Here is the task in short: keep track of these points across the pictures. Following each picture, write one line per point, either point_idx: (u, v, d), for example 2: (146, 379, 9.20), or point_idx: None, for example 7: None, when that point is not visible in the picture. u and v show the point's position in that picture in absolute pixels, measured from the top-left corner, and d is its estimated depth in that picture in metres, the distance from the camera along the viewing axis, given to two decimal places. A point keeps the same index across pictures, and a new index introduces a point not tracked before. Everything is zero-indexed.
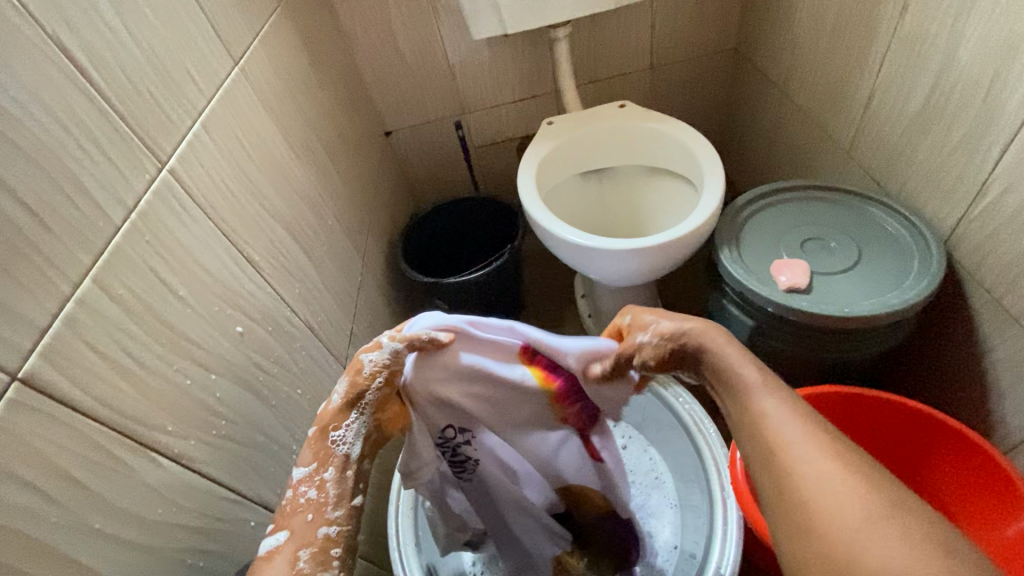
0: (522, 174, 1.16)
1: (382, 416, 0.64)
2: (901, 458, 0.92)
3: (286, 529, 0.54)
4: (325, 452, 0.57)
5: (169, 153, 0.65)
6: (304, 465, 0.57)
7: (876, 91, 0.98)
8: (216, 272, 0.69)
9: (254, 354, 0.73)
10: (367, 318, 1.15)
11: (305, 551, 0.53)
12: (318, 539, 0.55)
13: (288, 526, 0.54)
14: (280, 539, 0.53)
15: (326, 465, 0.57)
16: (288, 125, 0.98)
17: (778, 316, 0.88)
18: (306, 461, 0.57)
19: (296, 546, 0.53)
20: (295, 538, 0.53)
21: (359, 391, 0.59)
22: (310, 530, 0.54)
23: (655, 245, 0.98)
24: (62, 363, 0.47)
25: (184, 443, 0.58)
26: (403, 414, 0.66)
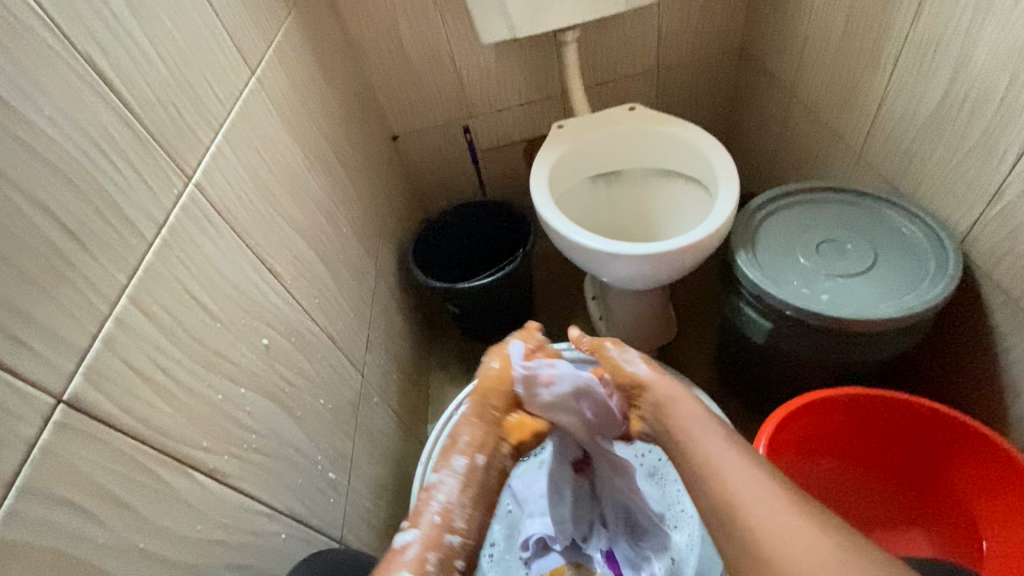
0: (535, 179, 1.16)
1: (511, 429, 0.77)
2: (916, 455, 0.92)
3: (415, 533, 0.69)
4: (445, 514, 0.70)
5: (194, 167, 0.65)
6: (433, 510, 0.70)
7: (887, 94, 0.99)
8: (242, 284, 0.69)
9: (279, 366, 0.73)
10: (381, 325, 1.15)
11: (446, 537, 0.69)
12: (443, 557, 0.67)
13: (414, 563, 0.65)
14: (411, 545, 0.67)
15: (448, 523, 0.70)
16: (302, 134, 0.98)
17: (797, 319, 0.88)
18: (433, 516, 0.70)
19: (419, 569, 0.65)
20: (425, 548, 0.67)
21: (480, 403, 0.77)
22: (436, 534, 0.68)
23: (674, 249, 0.98)
24: (103, 385, 0.47)
25: (216, 459, 0.58)
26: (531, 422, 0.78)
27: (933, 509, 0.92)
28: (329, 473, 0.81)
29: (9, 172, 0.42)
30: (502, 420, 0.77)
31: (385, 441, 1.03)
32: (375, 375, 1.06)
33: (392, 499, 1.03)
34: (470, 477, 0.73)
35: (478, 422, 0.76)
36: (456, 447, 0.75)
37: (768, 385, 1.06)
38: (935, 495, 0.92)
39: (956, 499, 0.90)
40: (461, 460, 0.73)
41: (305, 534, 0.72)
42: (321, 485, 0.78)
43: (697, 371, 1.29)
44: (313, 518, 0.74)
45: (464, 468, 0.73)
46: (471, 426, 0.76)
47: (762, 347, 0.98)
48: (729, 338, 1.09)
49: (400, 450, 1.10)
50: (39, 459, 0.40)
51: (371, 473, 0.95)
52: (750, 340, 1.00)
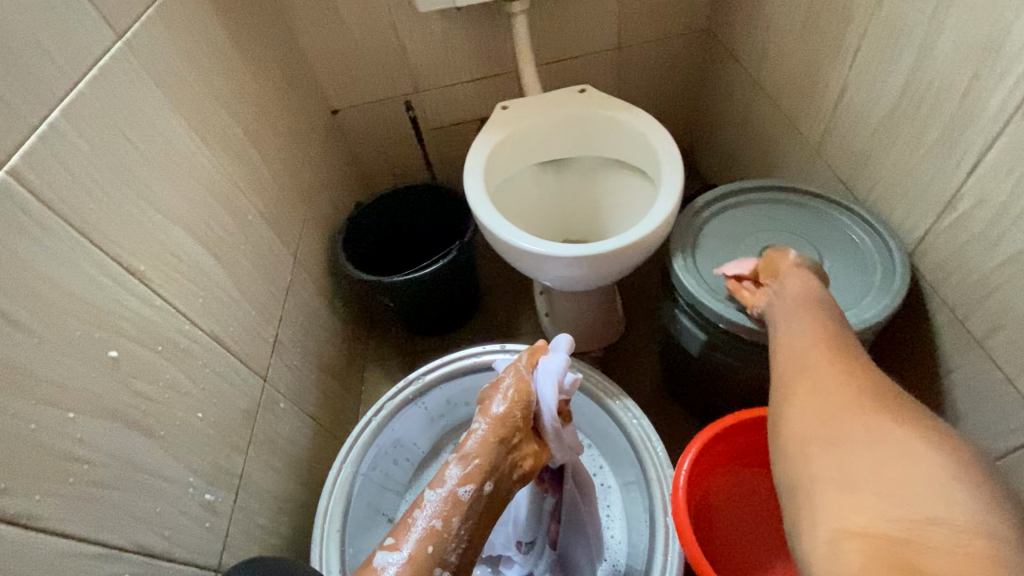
0: (468, 166, 1.06)
1: (523, 452, 0.79)
2: None
3: (406, 553, 0.70)
4: (438, 544, 0.72)
5: (9, 151, 0.54)
6: (420, 532, 0.72)
7: (847, 87, 0.91)
8: (80, 289, 0.59)
9: (134, 381, 0.64)
10: (298, 321, 1.06)
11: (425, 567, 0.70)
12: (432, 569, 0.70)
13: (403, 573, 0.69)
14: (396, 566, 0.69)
15: (437, 542, 0.72)
16: (195, 107, 0.87)
17: (731, 333, 0.82)
18: (423, 545, 0.71)
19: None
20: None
21: (494, 429, 0.77)
22: (426, 562, 0.70)
23: (609, 250, 0.90)
24: None
25: (21, 499, 0.50)
26: (537, 452, 0.81)
27: None
28: (206, 495, 0.73)
29: None
30: (514, 448, 0.78)
31: (292, 449, 0.95)
32: (285, 377, 0.98)
33: (301, 511, 0.95)
34: (470, 500, 0.75)
35: (488, 448, 0.76)
36: (469, 465, 0.76)
37: (706, 396, 1.00)
38: None
39: None
40: (466, 484, 0.75)
41: (163, 568, 0.64)
42: (193, 510, 0.70)
43: (642, 374, 1.24)
44: (176, 548, 0.66)
45: (468, 494, 0.75)
46: (482, 448, 0.76)
47: (698, 358, 0.92)
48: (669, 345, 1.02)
49: (314, 456, 1.02)
50: None
51: (269, 487, 0.87)
52: (687, 350, 0.94)
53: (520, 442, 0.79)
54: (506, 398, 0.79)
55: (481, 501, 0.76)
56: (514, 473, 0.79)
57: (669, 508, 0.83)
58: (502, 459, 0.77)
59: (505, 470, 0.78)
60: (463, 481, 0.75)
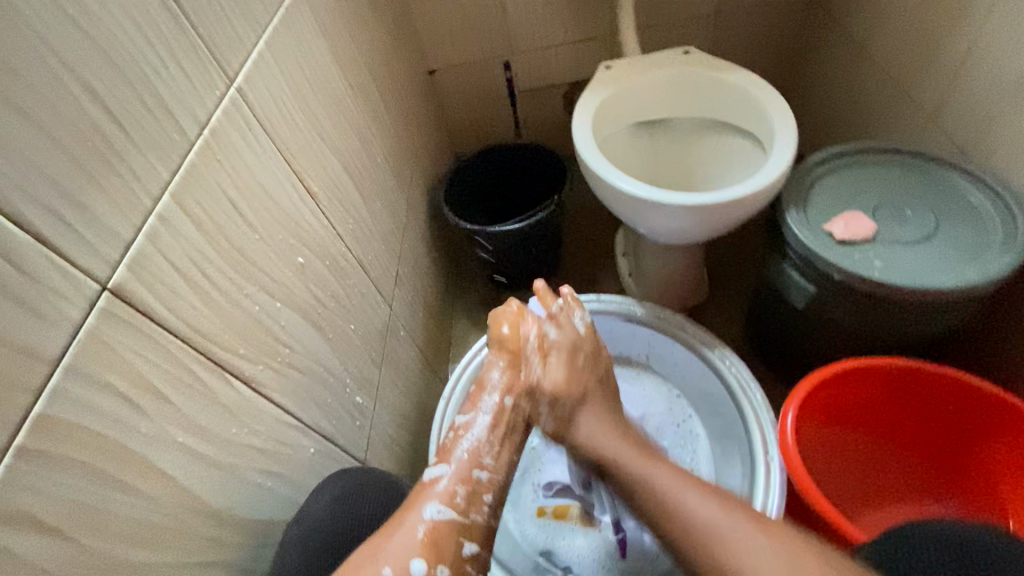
0: (577, 122, 1.10)
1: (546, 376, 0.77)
2: (950, 433, 0.88)
3: (445, 467, 0.68)
4: (474, 452, 0.70)
5: (237, 71, 0.62)
6: (462, 448, 0.70)
7: (973, 50, 0.91)
8: (279, 199, 0.67)
9: (313, 286, 0.72)
10: (410, 261, 1.14)
11: (461, 487, 0.66)
12: (472, 492, 0.66)
13: (444, 494, 0.64)
14: (442, 477, 0.67)
15: (477, 461, 0.69)
16: (341, 52, 0.94)
17: (844, 284, 0.85)
18: (462, 454, 0.69)
19: (450, 500, 0.64)
20: (454, 483, 0.66)
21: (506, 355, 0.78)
22: (466, 471, 0.68)
23: (721, 202, 0.93)
24: (147, 279, 0.46)
25: (252, 367, 0.58)
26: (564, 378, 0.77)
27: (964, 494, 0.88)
28: (356, 398, 0.81)
29: (53, 41, 0.39)
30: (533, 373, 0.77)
31: (408, 375, 1.04)
32: (402, 309, 1.06)
33: (414, 431, 1.04)
34: (500, 418, 0.74)
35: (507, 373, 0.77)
36: (489, 390, 0.76)
37: (800, 353, 1.04)
38: (964, 475, 0.88)
39: (986, 481, 0.86)
40: (493, 403, 0.74)
41: (332, 452, 0.73)
42: (349, 409, 0.79)
43: (725, 334, 1.27)
44: (339, 437, 0.75)
45: (494, 410, 0.74)
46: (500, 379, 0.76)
47: (801, 312, 0.95)
48: (765, 301, 1.06)
49: (422, 385, 1.11)
50: (86, 343, 0.40)
51: (394, 404, 0.96)
52: (788, 304, 0.97)
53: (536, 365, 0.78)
54: (505, 332, 0.78)
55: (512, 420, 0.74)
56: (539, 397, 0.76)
57: (770, 449, 0.89)
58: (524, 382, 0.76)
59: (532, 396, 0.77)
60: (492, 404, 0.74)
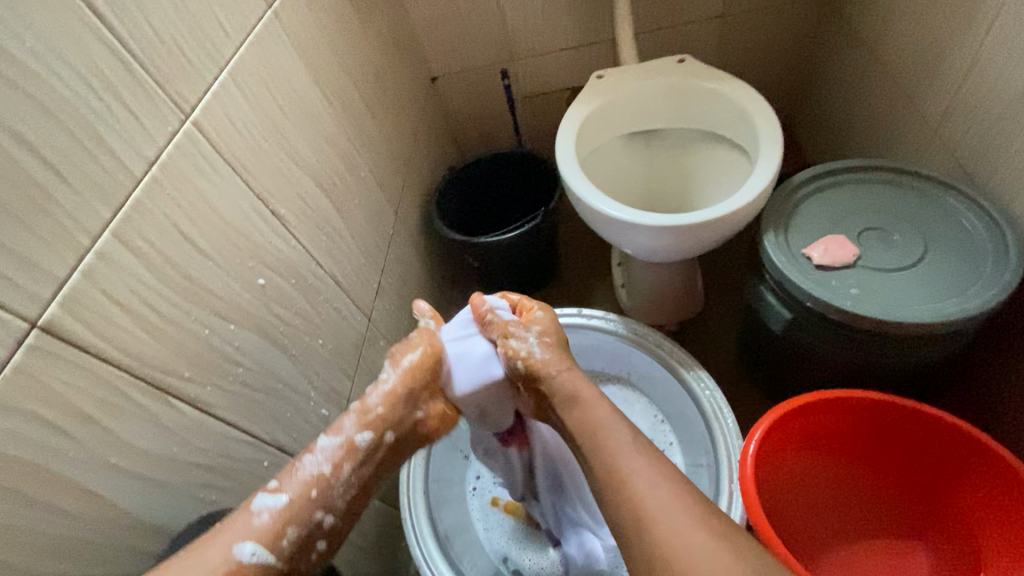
0: (561, 134, 1.09)
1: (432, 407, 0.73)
2: (927, 473, 0.85)
3: (284, 497, 0.59)
4: (323, 488, 0.62)
5: (194, 105, 0.65)
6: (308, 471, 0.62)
7: (977, 63, 0.84)
8: (239, 224, 0.70)
9: (275, 306, 0.75)
10: (396, 271, 1.17)
11: (291, 527, 0.58)
12: (302, 534, 0.59)
13: (263, 532, 0.56)
14: (271, 510, 0.57)
15: (323, 499, 0.61)
16: (323, 71, 0.97)
17: (818, 312, 0.81)
18: (305, 482, 0.61)
19: (272, 541, 0.56)
20: (284, 521, 0.58)
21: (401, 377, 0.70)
22: (305, 510, 0.59)
23: (696, 222, 0.91)
24: (81, 313, 0.49)
25: (199, 388, 0.62)
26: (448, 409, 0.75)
27: (936, 537, 0.84)
28: (322, 410, 0.85)
29: None
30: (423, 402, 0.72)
31: None
32: (383, 320, 1.09)
33: None
34: (360, 455, 0.65)
35: (396, 400, 0.69)
36: (368, 414, 0.67)
37: (784, 377, 1.00)
38: (937, 518, 0.84)
39: (957, 526, 0.82)
40: (365, 432, 0.66)
41: (290, 463, 0.76)
42: (313, 421, 0.82)
43: (716, 350, 1.24)
44: (299, 449, 0.79)
45: (365, 444, 0.66)
46: (388, 397, 0.68)
47: (780, 336, 0.92)
48: (748, 322, 1.03)
49: None
50: (12, 377, 0.43)
51: None
52: (768, 328, 0.94)
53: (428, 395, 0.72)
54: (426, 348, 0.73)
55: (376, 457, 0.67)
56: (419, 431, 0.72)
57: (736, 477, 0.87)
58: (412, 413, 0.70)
59: (410, 427, 0.70)
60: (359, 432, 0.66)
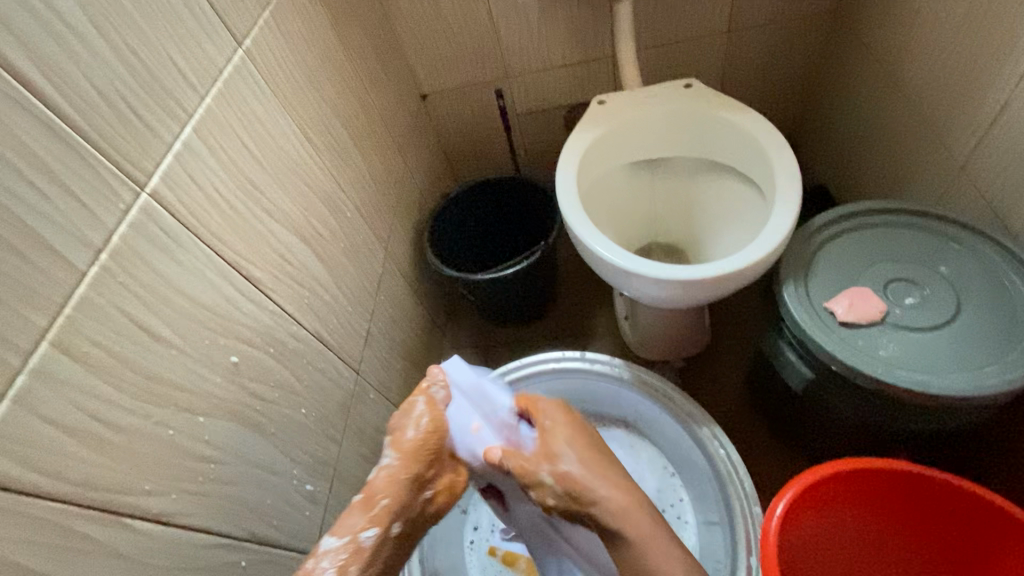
0: (561, 168, 1.01)
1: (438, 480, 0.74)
2: (961, 551, 0.79)
3: None
4: None
5: (151, 172, 0.57)
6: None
7: (1014, 101, 0.78)
8: (208, 299, 0.63)
9: (250, 383, 0.68)
10: (385, 313, 1.10)
11: None
12: None
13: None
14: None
15: None
16: (302, 108, 0.89)
17: (843, 375, 0.75)
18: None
19: None
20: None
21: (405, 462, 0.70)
22: None
23: (710, 272, 0.84)
24: (13, 447, 0.42)
25: (162, 498, 0.55)
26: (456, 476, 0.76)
27: None
28: (306, 486, 0.78)
29: None
30: (427, 482, 0.72)
31: (377, 439, 1.00)
32: (372, 370, 1.02)
33: None
34: (367, 552, 0.65)
35: (399, 485, 0.68)
36: (373, 507, 0.66)
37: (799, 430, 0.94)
38: None
39: None
40: (370, 529, 0.65)
41: (271, 554, 0.70)
42: (296, 500, 0.75)
43: (724, 389, 1.19)
44: (281, 536, 0.72)
45: (370, 542, 0.65)
46: (391, 485, 0.68)
47: (798, 393, 0.86)
48: (761, 371, 0.97)
49: None
50: None
51: (358, 476, 0.92)
52: (785, 382, 0.88)
53: (433, 474, 0.73)
54: (422, 425, 0.73)
55: (385, 544, 0.67)
56: (427, 508, 0.73)
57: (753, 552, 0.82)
58: (417, 497, 0.71)
59: (415, 509, 0.71)
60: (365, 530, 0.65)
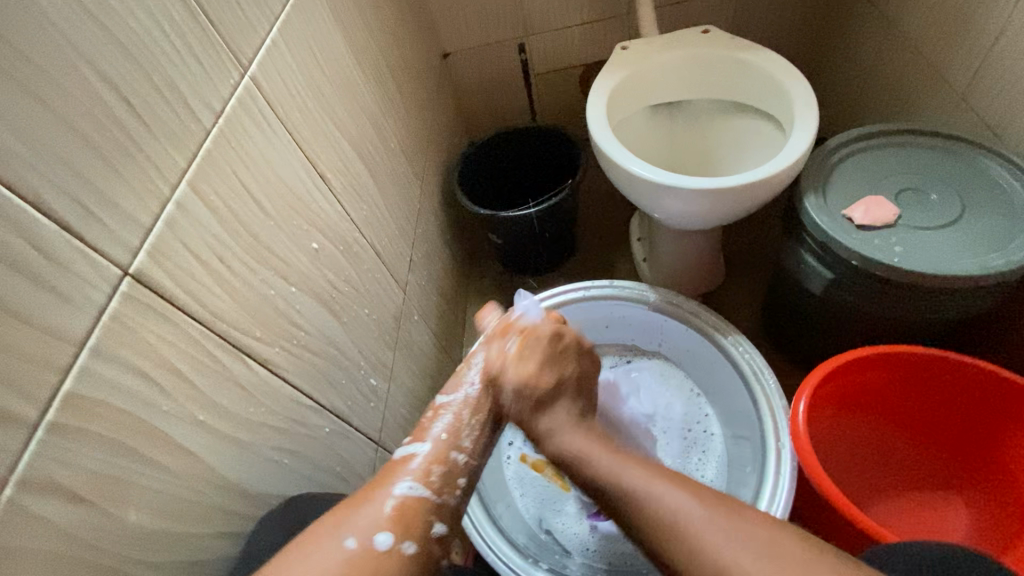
0: (592, 104, 1.08)
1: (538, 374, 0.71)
2: (969, 427, 0.88)
3: (423, 445, 0.58)
4: (453, 433, 0.61)
5: (249, 58, 0.63)
6: (439, 427, 0.61)
7: (1009, 26, 0.87)
8: (294, 185, 0.68)
9: (327, 271, 0.74)
10: (423, 245, 1.15)
11: (438, 467, 0.56)
12: (449, 472, 0.56)
13: (418, 471, 0.54)
14: (417, 455, 0.56)
15: (456, 441, 0.60)
16: (354, 37, 0.94)
17: (862, 270, 0.83)
18: (440, 433, 0.60)
19: (424, 479, 0.53)
20: (430, 461, 0.56)
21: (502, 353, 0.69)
22: (445, 450, 0.58)
23: (739, 186, 0.91)
24: (165, 264, 0.47)
25: (267, 349, 0.60)
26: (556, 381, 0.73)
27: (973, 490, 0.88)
28: (370, 380, 0.83)
29: (67, 29, 0.40)
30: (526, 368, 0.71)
31: (421, 358, 1.06)
32: (415, 294, 1.07)
33: (427, 413, 1.06)
34: (481, 405, 0.65)
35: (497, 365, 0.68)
36: (481, 371, 0.68)
37: (816, 341, 1.02)
38: (976, 472, 0.88)
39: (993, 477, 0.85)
40: (483, 386, 0.66)
41: (346, 431, 0.75)
42: (363, 390, 0.81)
43: (741, 320, 1.26)
44: (353, 418, 0.77)
45: (483, 396, 0.65)
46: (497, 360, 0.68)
47: (818, 298, 0.94)
48: (780, 288, 1.04)
49: (435, 369, 1.13)
50: (109, 326, 0.41)
51: (407, 386, 0.98)
52: (805, 291, 0.96)
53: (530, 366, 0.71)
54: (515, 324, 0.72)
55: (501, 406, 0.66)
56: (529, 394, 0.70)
57: (783, 436, 0.88)
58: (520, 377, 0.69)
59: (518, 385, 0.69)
60: (482, 380, 0.66)
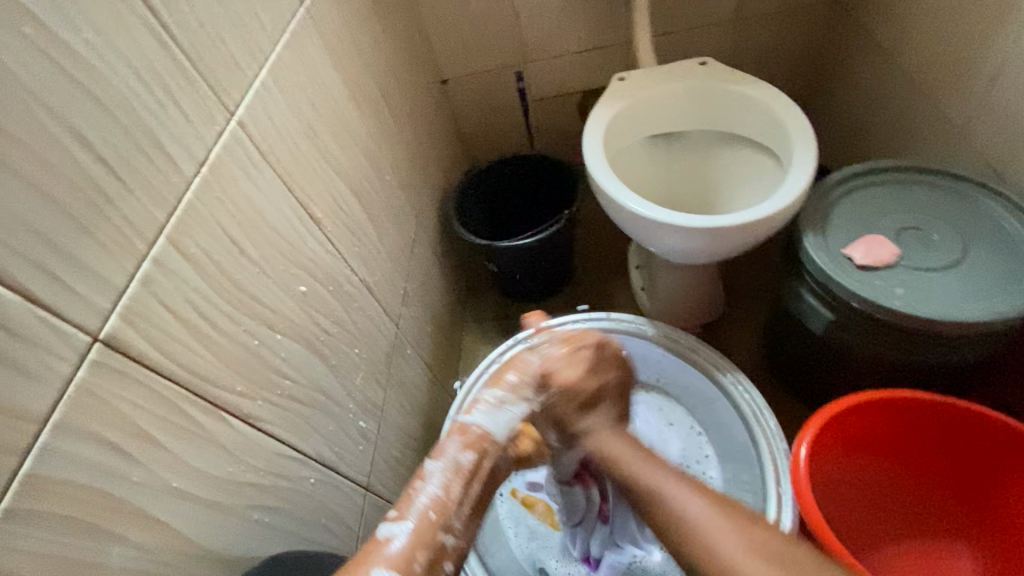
0: (588, 136, 1.07)
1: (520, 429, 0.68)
2: (973, 477, 0.86)
3: (409, 523, 0.56)
4: (440, 508, 0.58)
5: (237, 103, 0.62)
6: (426, 502, 0.58)
7: (1009, 64, 0.86)
8: (282, 228, 0.67)
9: (316, 314, 0.72)
10: (418, 276, 1.14)
11: (421, 552, 0.54)
12: (432, 558, 0.55)
13: (399, 558, 0.53)
14: (401, 537, 0.55)
15: (444, 521, 0.57)
16: (349, 72, 0.94)
17: (864, 312, 0.81)
18: (425, 510, 0.57)
19: (405, 568, 0.52)
20: (415, 546, 0.54)
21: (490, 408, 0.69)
22: (429, 531, 0.56)
23: (737, 224, 0.90)
24: (140, 325, 0.46)
25: (249, 403, 0.58)
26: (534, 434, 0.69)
27: (976, 544, 0.85)
28: (359, 422, 0.81)
29: (39, 92, 0.39)
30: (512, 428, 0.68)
31: (414, 393, 1.04)
32: (409, 327, 1.05)
33: (420, 450, 1.04)
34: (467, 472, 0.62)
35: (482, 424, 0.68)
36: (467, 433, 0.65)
37: (817, 379, 1.00)
38: (980, 525, 0.86)
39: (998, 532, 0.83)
40: (467, 452, 0.63)
41: (333, 479, 0.73)
42: (351, 434, 0.78)
43: (741, 352, 1.24)
44: (340, 464, 0.75)
45: (470, 463, 0.62)
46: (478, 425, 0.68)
47: (818, 338, 0.92)
48: (779, 324, 1.03)
49: (429, 403, 1.11)
50: (76, 397, 0.40)
51: (399, 424, 0.95)
52: (805, 330, 0.94)
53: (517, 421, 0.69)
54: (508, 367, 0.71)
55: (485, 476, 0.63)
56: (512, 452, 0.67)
57: (784, 482, 0.85)
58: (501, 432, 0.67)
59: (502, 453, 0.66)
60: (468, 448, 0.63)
